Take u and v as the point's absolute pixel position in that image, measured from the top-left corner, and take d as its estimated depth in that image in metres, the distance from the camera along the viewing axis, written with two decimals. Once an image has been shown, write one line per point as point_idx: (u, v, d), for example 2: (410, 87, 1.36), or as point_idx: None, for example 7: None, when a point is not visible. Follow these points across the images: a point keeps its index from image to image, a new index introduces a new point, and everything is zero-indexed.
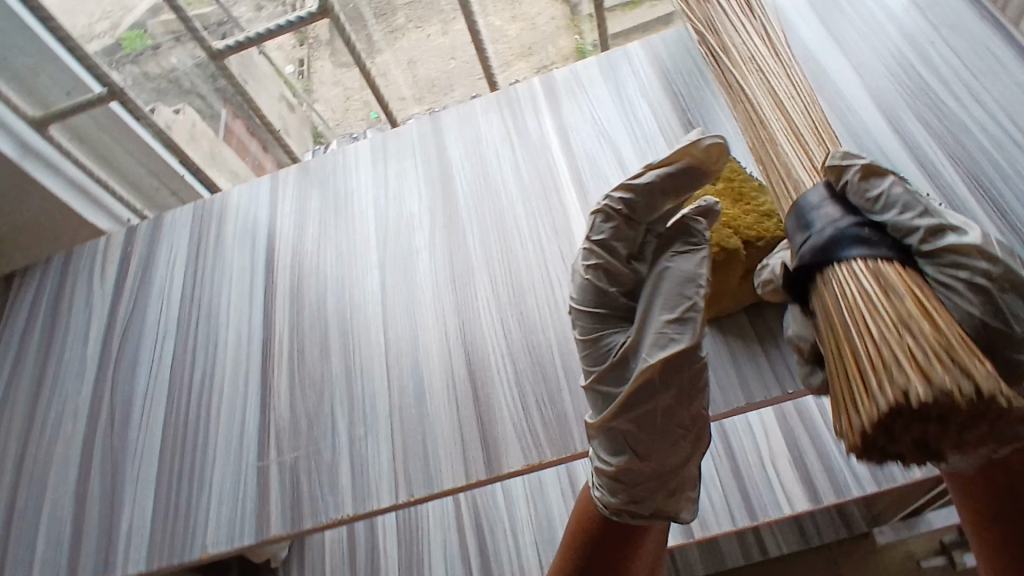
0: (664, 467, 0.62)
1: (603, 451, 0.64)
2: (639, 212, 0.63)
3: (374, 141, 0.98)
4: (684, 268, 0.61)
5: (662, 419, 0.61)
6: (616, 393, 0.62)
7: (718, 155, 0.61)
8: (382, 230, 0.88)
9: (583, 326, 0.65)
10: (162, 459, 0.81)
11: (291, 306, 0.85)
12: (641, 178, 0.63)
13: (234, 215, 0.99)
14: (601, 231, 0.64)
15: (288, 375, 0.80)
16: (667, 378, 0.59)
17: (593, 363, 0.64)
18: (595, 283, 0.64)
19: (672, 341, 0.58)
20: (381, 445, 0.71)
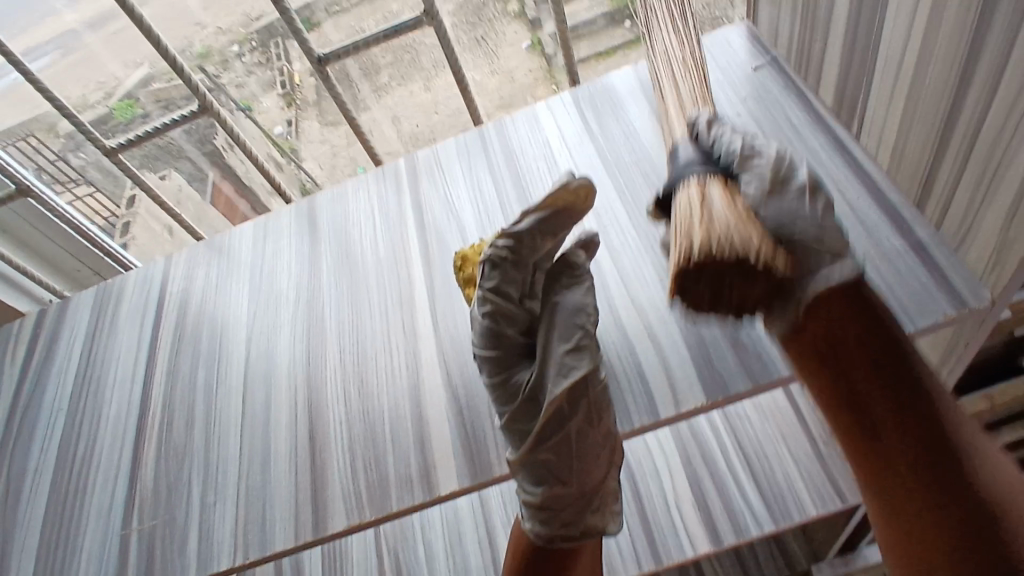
0: (586, 485, 0.65)
1: (528, 483, 0.66)
2: (524, 255, 0.68)
3: (257, 225, 1.06)
4: (579, 298, 0.67)
5: (576, 443, 0.64)
6: (530, 426, 0.66)
7: (585, 194, 0.69)
8: (253, 306, 0.95)
9: (489, 371, 0.68)
10: (43, 530, 0.86)
11: (167, 384, 0.93)
12: (520, 225, 0.68)
13: (132, 297, 1.07)
14: (490, 278, 0.68)
15: (155, 447, 0.87)
16: (573, 405, 0.63)
17: (506, 404, 0.67)
18: (493, 327, 0.68)
19: (573, 369, 0.63)
20: (226, 511, 0.77)
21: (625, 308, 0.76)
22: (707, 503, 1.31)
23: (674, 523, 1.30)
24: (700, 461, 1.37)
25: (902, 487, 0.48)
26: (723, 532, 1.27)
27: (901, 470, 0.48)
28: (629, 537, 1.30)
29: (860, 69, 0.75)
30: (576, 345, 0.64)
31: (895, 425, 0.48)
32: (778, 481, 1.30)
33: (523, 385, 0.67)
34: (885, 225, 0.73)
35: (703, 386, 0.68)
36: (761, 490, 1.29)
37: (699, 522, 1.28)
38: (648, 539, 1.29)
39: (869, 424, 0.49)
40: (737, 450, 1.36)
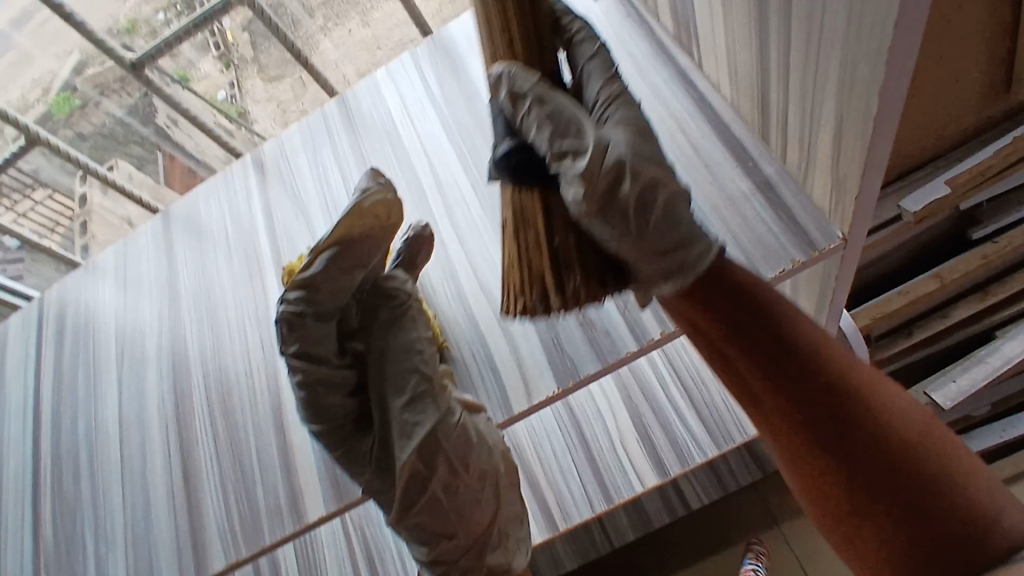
0: (474, 532, 0.69)
1: (414, 541, 0.69)
2: (324, 303, 0.62)
3: (117, 249, 1.01)
4: (404, 340, 0.64)
5: (448, 502, 0.65)
6: (388, 490, 0.66)
7: (387, 208, 0.60)
8: (119, 341, 0.91)
9: (329, 443, 0.66)
10: None
11: (52, 435, 0.91)
12: (310, 269, 0.60)
13: (15, 348, 1.05)
14: (291, 342, 0.62)
15: (52, 506, 0.87)
16: (428, 458, 0.63)
17: (360, 471, 0.66)
18: (312, 397, 0.64)
19: (414, 427, 0.62)
20: (119, 563, 0.77)
21: (473, 295, 0.72)
22: (651, 436, 1.31)
23: (620, 461, 1.31)
24: (643, 395, 1.36)
25: (808, 459, 0.48)
26: (668, 464, 1.28)
27: (817, 463, 0.48)
28: (580, 481, 1.33)
29: None
30: (414, 398, 0.63)
31: (786, 396, 0.47)
32: (715, 403, 1.30)
33: (369, 451, 0.66)
34: (728, 162, 0.68)
35: (551, 371, 0.65)
36: (700, 414, 1.30)
37: (644, 457, 1.30)
38: (597, 480, 1.31)
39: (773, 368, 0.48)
40: (675, 378, 1.35)
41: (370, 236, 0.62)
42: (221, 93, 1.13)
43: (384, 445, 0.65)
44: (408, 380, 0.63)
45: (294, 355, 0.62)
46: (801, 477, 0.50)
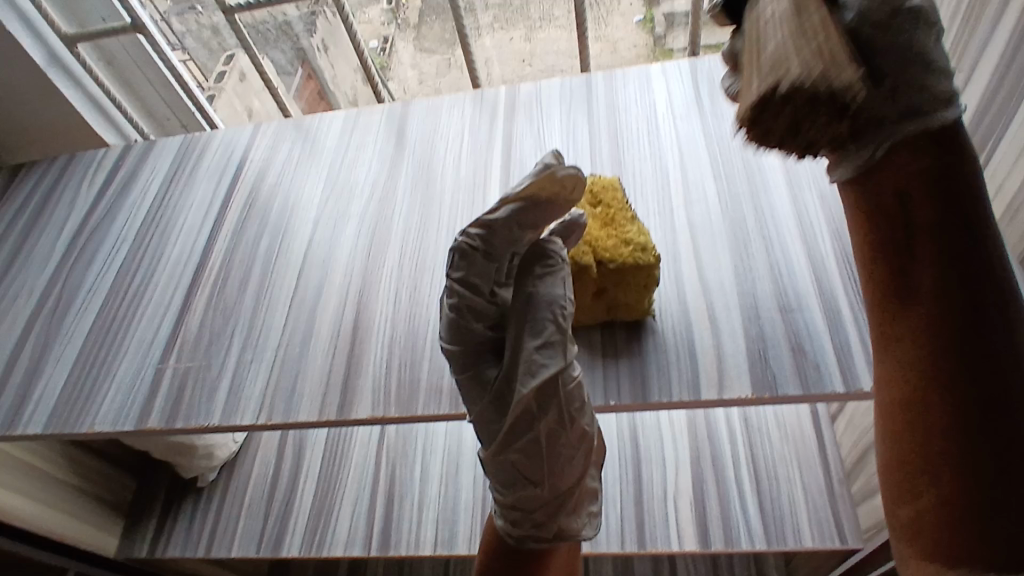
0: (558, 490, 0.66)
1: (499, 479, 0.67)
2: (496, 245, 0.64)
3: (348, 115, 1.07)
4: (551, 293, 0.64)
5: (549, 446, 0.65)
6: (500, 423, 0.66)
7: (573, 183, 0.62)
8: (327, 192, 0.97)
9: (457, 365, 0.67)
10: (84, 345, 0.90)
11: (230, 240, 0.95)
12: (495, 214, 0.63)
13: (212, 153, 1.09)
14: (457, 268, 0.64)
15: (206, 298, 0.89)
16: (543, 401, 0.64)
17: (474, 396, 0.66)
18: (459, 320, 0.65)
19: (542, 367, 0.63)
20: (259, 373, 0.79)
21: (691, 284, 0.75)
22: (704, 507, 1.30)
23: (666, 516, 1.29)
24: (710, 466, 1.35)
25: (926, 378, 0.42)
26: (712, 537, 1.26)
27: (924, 368, 0.42)
28: (620, 517, 1.31)
29: (1001, 107, 0.74)
30: (546, 343, 0.63)
31: (927, 324, 0.42)
32: (780, 504, 1.28)
33: (491, 382, 0.66)
34: None
35: (750, 376, 0.67)
36: (761, 507, 1.28)
37: (691, 520, 1.28)
38: (638, 525, 1.29)
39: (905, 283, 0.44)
40: (748, 461, 1.34)
41: (551, 203, 0.64)
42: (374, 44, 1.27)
43: (507, 379, 0.65)
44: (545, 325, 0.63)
45: (456, 278, 0.64)
46: (890, 391, 0.44)
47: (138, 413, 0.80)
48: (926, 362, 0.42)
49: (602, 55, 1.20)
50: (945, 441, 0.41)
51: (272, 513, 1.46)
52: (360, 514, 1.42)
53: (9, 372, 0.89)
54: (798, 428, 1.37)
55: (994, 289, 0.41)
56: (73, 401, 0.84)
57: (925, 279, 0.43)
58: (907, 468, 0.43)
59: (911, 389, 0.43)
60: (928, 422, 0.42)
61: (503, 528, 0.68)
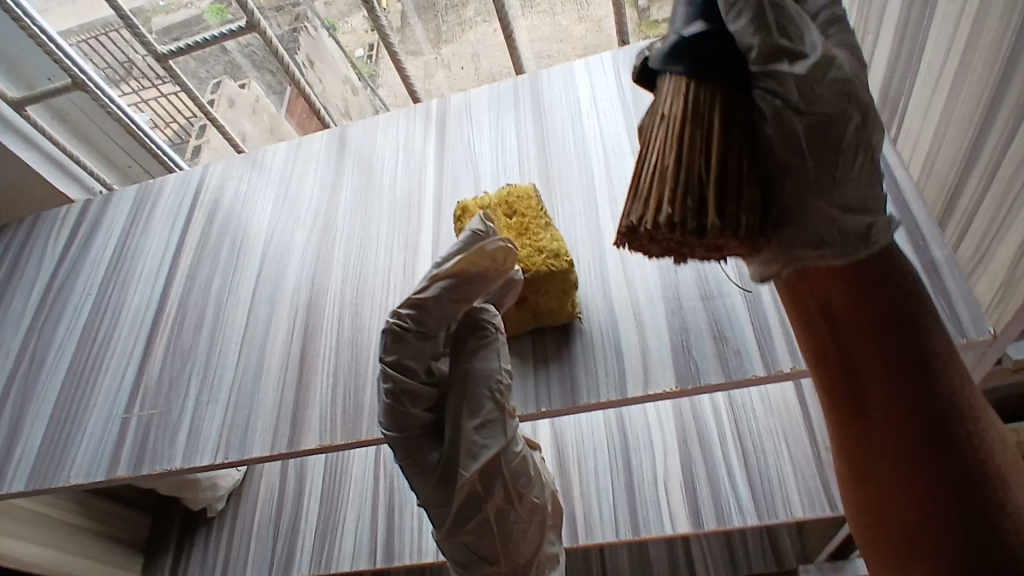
0: (516, 563, 0.70)
1: (455, 559, 0.71)
2: (429, 323, 0.66)
3: (289, 146, 1.09)
4: (486, 367, 0.68)
5: (498, 527, 0.68)
6: (447, 506, 0.68)
7: (504, 255, 0.66)
8: (272, 225, 0.99)
9: (399, 450, 0.69)
10: (59, 401, 0.93)
11: (185, 284, 0.98)
12: (428, 290, 0.66)
13: (166, 198, 1.12)
14: (391, 350, 0.66)
15: (166, 343, 0.92)
16: (487, 482, 0.68)
17: (420, 481, 0.69)
18: (395, 406, 0.67)
19: (481, 449, 0.66)
20: (216, 413, 0.82)
21: (616, 282, 0.76)
22: (694, 486, 1.31)
23: (658, 500, 1.31)
24: (697, 446, 1.36)
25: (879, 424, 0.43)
26: (704, 516, 1.27)
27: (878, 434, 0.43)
28: (613, 506, 1.33)
29: (906, 67, 0.73)
30: (486, 422, 0.67)
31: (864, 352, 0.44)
32: (769, 477, 1.29)
33: (434, 466, 0.69)
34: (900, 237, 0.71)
35: (674, 369, 0.68)
36: (751, 483, 1.29)
37: (683, 503, 1.29)
38: (630, 511, 1.31)
39: (828, 321, 0.46)
40: (735, 438, 1.35)
41: (484, 276, 0.66)
42: (359, 53, 1.25)
43: (449, 462, 0.68)
44: (480, 404, 0.67)
45: (389, 361, 0.66)
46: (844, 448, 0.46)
47: (108, 463, 0.83)
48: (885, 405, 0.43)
49: (588, 36, 1.16)
50: (915, 479, 0.42)
51: (280, 536, 1.49)
52: (363, 528, 1.45)
53: None
54: (781, 400, 1.37)
55: (936, 396, 0.42)
56: (51, 457, 0.88)
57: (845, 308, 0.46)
58: (871, 478, 0.44)
59: (842, 416, 0.45)
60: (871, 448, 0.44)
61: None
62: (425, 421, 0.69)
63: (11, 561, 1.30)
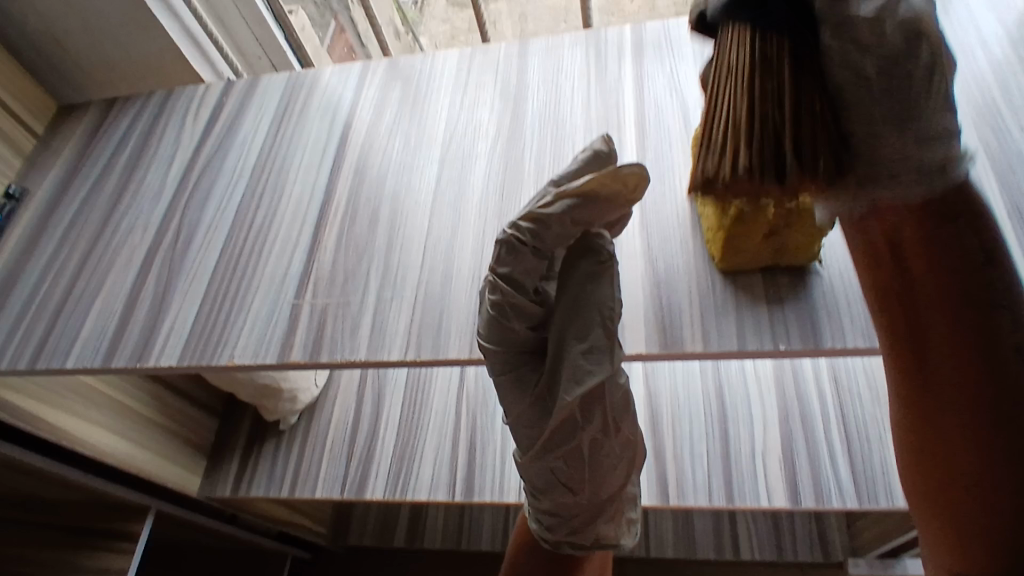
0: (598, 497, 0.74)
1: (542, 485, 0.75)
2: (545, 240, 0.64)
3: (463, 52, 1.04)
4: (600, 292, 0.66)
5: (587, 457, 0.72)
6: (539, 426, 0.71)
7: (635, 182, 0.62)
8: (449, 129, 0.95)
9: (497, 365, 0.72)
10: (213, 278, 0.88)
11: (353, 177, 0.93)
12: (550, 209, 0.63)
13: (321, 90, 1.06)
14: (505, 262, 0.66)
15: (337, 234, 0.88)
16: (588, 413, 0.70)
17: (518, 395, 0.71)
18: (501, 319, 0.68)
19: (588, 374, 0.65)
20: (402, 310, 0.78)
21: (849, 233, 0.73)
22: (793, 464, 1.31)
23: (755, 473, 1.30)
24: (799, 424, 1.34)
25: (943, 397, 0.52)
26: (802, 495, 1.28)
27: (944, 389, 0.52)
28: (706, 472, 1.32)
29: None
30: (592, 348, 0.65)
31: (947, 332, 0.51)
32: (872, 465, 1.28)
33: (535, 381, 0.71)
34: None
35: None
36: (853, 469, 1.28)
37: (781, 478, 1.30)
38: (725, 480, 1.30)
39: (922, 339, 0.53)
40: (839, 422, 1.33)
41: (610, 201, 0.64)
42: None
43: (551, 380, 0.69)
44: (592, 330, 0.66)
45: (502, 273, 0.65)
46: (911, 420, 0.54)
47: (280, 346, 0.79)
48: (960, 381, 0.51)
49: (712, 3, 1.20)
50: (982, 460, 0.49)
51: (354, 459, 1.48)
52: (443, 461, 1.44)
53: (137, 304, 0.89)
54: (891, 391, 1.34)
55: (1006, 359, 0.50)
56: (207, 335, 0.83)
57: (939, 318, 0.52)
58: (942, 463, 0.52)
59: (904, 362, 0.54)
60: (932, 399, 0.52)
61: (541, 532, 0.78)
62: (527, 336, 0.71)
63: (70, 446, 1.23)
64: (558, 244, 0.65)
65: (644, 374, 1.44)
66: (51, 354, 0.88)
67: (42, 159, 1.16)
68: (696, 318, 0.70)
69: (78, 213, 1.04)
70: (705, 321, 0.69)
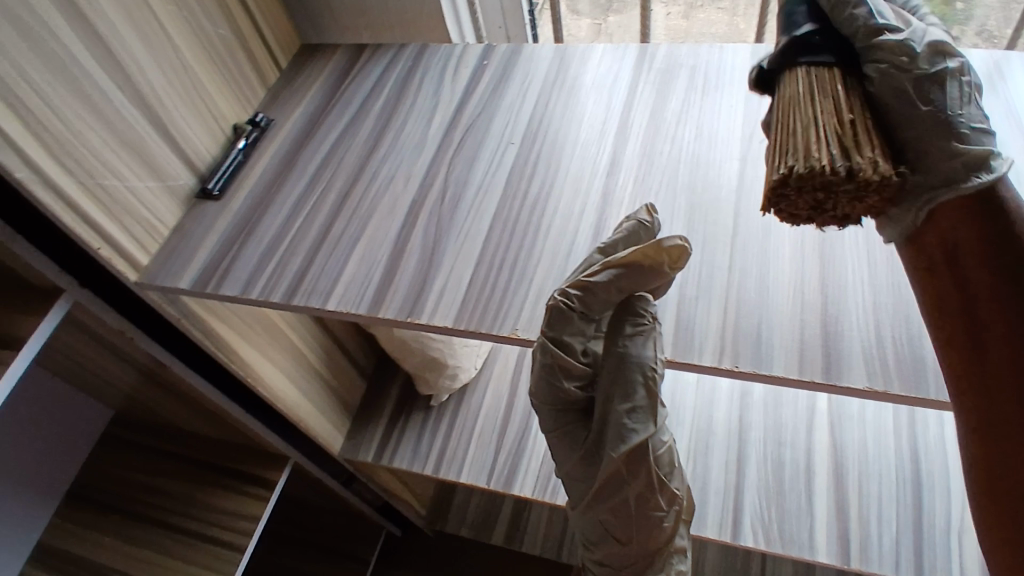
0: (645, 546, 0.79)
1: (593, 532, 0.81)
2: (593, 306, 0.71)
3: (756, 49, 0.98)
4: (639, 355, 0.71)
5: (633, 512, 0.77)
6: (587, 475, 0.78)
7: (677, 254, 0.68)
8: (748, 130, 0.89)
9: (551, 419, 0.80)
10: (486, 243, 0.84)
11: (641, 162, 0.88)
12: (596, 277, 0.69)
13: (595, 66, 1.02)
14: (554, 326, 0.71)
15: (626, 219, 0.83)
16: (633, 467, 0.74)
17: (570, 447, 0.79)
18: (553, 382, 0.75)
19: (632, 432, 0.71)
20: (712, 312, 0.74)
21: None
22: None
23: (949, 549, 1.21)
24: None
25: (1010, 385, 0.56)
26: None
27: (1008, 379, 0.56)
28: (894, 539, 1.22)
29: None
30: (635, 408, 0.72)
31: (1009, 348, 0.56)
32: None
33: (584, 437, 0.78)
34: None
35: None
36: None
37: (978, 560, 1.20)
38: (914, 549, 1.21)
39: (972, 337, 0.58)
40: None
41: (653, 272, 0.69)
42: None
43: (596, 438, 0.77)
44: (635, 391, 0.71)
45: (552, 337, 0.71)
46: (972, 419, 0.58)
47: None
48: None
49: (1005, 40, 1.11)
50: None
51: (504, 449, 1.44)
52: None
53: (402, 254, 0.86)
54: None
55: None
56: (484, 301, 0.79)
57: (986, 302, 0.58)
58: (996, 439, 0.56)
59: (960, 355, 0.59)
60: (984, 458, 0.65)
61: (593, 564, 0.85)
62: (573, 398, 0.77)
63: (265, 393, 1.22)
64: (604, 308, 0.71)
65: (830, 421, 1.34)
66: (307, 291, 0.86)
67: (286, 95, 1.15)
68: None
69: (329, 153, 1.02)
70: None
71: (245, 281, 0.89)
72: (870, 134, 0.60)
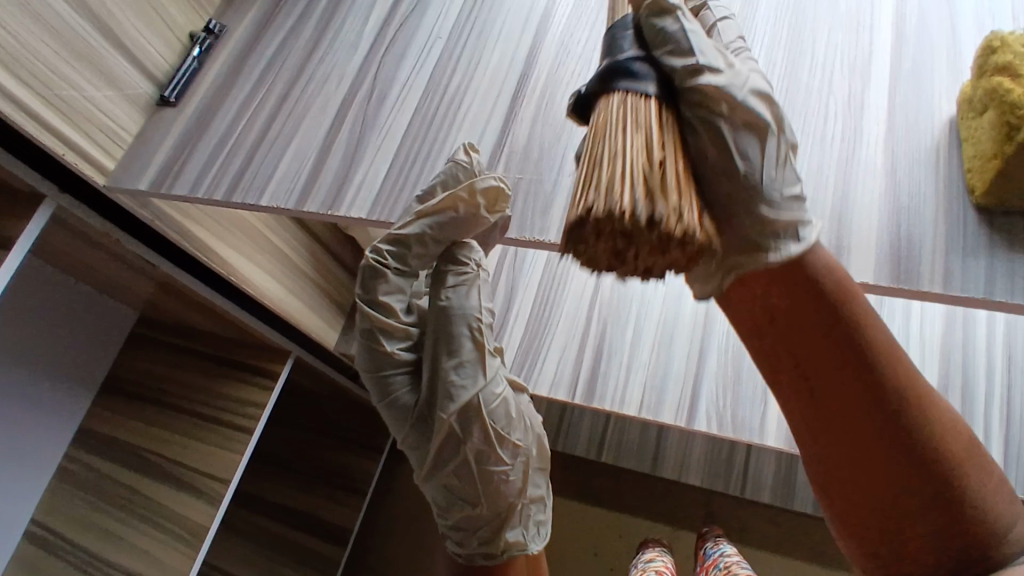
0: (493, 509, 0.83)
1: (447, 505, 0.84)
2: (409, 257, 0.81)
3: None
4: (462, 304, 0.82)
5: (476, 476, 0.81)
6: (423, 445, 0.83)
7: (492, 198, 0.77)
8: None
9: (376, 395, 0.85)
10: (405, 138, 0.89)
11: (558, 51, 0.91)
12: (409, 228, 0.78)
13: None
14: (369, 282, 0.81)
15: (535, 106, 0.87)
16: (465, 425, 0.80)
17: (398, 422, 0.84)
18: (378, 346, 0.83)
19: (459, 386, 0.79)
20: None
21: None
22: None
23: None
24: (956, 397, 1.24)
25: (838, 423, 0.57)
26: None
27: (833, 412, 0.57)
28: None
29: None
30: (461, 362, 0.80)
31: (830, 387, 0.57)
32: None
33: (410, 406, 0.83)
34: None
35: None
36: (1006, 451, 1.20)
37: None
38: None
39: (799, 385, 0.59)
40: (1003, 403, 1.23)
41: (462, 221, 0.78)
42: None
43: (425, 404, 0.83)
44: (460, 345, 0.80)
45: (370, 294, 0.81)
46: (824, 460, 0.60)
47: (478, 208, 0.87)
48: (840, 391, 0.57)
49: None
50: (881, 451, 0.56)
51: None
52: (567, 361, 1.43)
53: (328, 152, 0.91)
54: None
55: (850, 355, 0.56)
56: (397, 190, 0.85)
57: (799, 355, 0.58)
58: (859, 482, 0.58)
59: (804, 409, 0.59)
60: (849, 490, 0.58)
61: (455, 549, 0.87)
62: (400, 360, 0.84)
63: (250, 291, 1.31)
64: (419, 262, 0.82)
65: None
66: (245, 190, 0.92)
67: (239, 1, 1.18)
68: (939, 256, 0.76)
69: (272, 56, 1.05)
70: (949, 256, 0.75)
71: (193, 183, 0.96)
72: (676, 164, 0.53)
